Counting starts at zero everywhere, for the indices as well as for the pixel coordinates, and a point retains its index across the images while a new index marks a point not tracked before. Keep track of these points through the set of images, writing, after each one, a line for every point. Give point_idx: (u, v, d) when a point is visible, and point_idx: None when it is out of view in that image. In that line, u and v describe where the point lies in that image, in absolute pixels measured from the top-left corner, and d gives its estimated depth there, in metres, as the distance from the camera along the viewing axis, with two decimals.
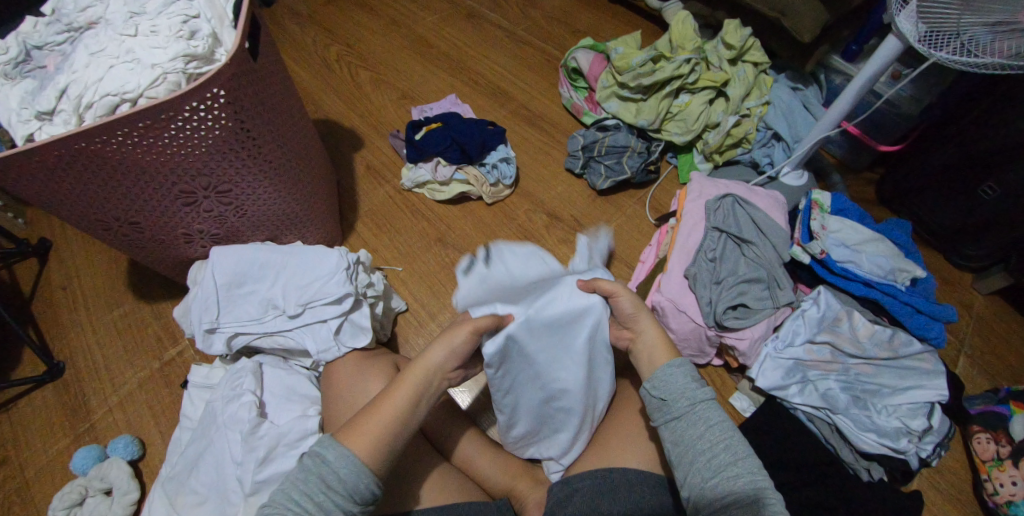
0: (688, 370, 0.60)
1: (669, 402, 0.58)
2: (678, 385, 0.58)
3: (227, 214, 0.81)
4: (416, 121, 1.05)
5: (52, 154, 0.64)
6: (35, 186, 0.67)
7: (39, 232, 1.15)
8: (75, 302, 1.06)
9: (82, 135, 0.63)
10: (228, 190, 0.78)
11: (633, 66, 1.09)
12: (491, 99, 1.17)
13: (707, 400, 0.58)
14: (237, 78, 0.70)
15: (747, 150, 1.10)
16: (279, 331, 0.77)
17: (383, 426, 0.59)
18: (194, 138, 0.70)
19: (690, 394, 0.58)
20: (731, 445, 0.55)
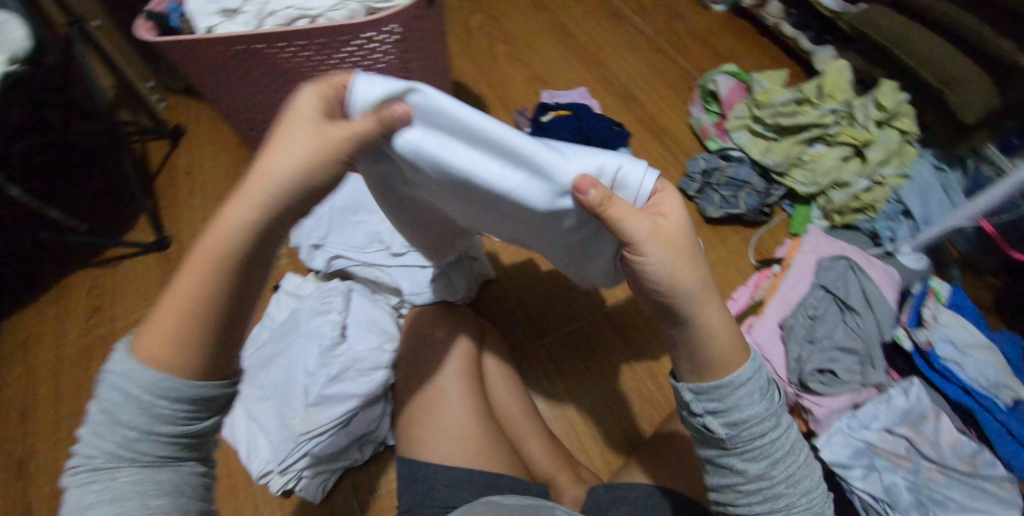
0: (763, 378, 0.49)
1: (733, 426, 0.47)
2: (750, 408, 0.47)
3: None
4: (546, 104, 1.06)
5: (236, 49, 0.71)
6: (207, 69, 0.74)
7: (177, 120, 1.25)
8: (193, 188, 1.15)
9: (268, 40, 0.69)
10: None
11: (775, 103, 1.06)
12: (619, 101, 1.16)
13: (777, 420, 0.48)
14: (417, 23, 0.73)
15: (871, 219, 1.04)
16: (379, 264, 0.82)
17: (192, 302, 0.42)
18: (359, 65, 0.75)
19: (765, 416, 0.47)
20: (797, 474, 0.49)
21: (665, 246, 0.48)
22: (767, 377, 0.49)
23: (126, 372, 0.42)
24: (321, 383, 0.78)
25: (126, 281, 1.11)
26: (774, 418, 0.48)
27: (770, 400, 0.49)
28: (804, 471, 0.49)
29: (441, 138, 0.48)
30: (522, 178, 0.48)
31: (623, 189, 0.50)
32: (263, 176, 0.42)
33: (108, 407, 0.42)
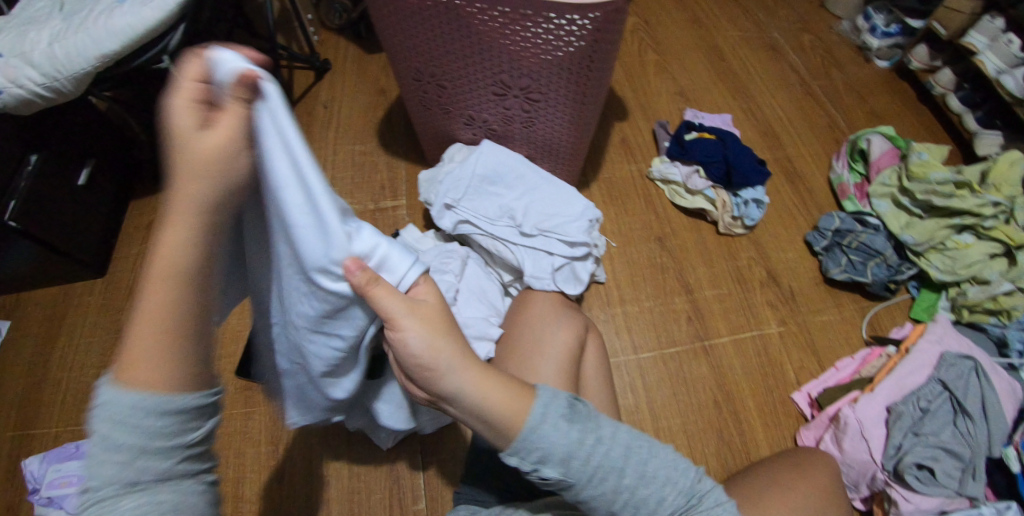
0: (557, 404, 0.50)
1: (568, 468, 0.49)
2: (562, 439, 0.49)
3: (516, 119, 0.81)
4: (691, 123, 1.03)
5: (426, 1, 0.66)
6: (389, 11, 0.71)
7: (326, 55, 1.31)
8: (327, 122, 1.18)
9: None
10: (534, 102, 0.76)
11: (931, 179, 1.01)
12: (761, 138, 1.13)
13: (591, 422, 0.51)
14: (620, 13, 0.63)
15: (1002, 325, 0.95)
16: (503, 242, 0.77)
17: (168, 322, 0.36)
18: (542, 44, 0.67)
19: (581, 436, 0.49)
20: (652, 463, 0.52)
21: (422, 320, 0.46)
22: (558, 400, 0.50)
23: (114, 402, 0.35)
24: None
25: None
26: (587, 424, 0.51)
27: (574, 416, 0.50)
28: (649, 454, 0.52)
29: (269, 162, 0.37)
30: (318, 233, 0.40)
31: (387, 274, 0.45)
32: (189, 186, 0.35)
33: (105, 439, 0.35)
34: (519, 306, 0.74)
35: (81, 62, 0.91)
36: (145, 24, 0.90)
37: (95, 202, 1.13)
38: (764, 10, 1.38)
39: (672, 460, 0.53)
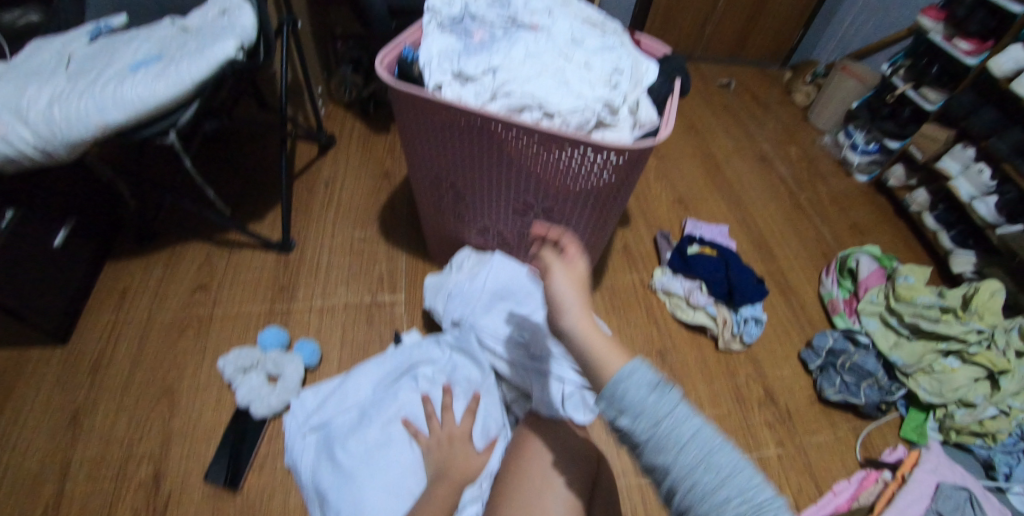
0: (649, 374, 0.48)
1: (634, 423, 0.47)
2: (639, 408, 0.47)
3: (532, 235, 0.80)
4: (691, 235, 1.07)
5: (460, 118, 0.67)
6: (420, 125, 0.71)
7: (331, 132, 1.30)
8: (328, 202, 1.16)
9: (500, 123, 0.64)
10: (555, 222, 0.76)
11: (917, 303, 1.05)
12: (755, 249, 1.16)
13: (676, 405, 0.47)
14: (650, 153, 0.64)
15: (988, 447, 0.97)
16: (512, 361, 0.76)
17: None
18: (570, 173, 0.67)
19: (659, 413, 0.46)
20: (727, 467, 0.46)
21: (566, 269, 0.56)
22: (650, 373, 0.48)
23: None
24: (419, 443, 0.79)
25: (237, 270, 1.12)
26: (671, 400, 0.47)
27: (661, 391, 0.47)
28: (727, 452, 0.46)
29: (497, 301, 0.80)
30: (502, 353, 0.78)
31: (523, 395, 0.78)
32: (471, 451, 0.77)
33: None
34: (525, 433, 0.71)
35: (76, 132, 0.83)
36: (156, 99, 0.84)
37: (70, 263, 1.06)
38: (753, 122, 1.47)
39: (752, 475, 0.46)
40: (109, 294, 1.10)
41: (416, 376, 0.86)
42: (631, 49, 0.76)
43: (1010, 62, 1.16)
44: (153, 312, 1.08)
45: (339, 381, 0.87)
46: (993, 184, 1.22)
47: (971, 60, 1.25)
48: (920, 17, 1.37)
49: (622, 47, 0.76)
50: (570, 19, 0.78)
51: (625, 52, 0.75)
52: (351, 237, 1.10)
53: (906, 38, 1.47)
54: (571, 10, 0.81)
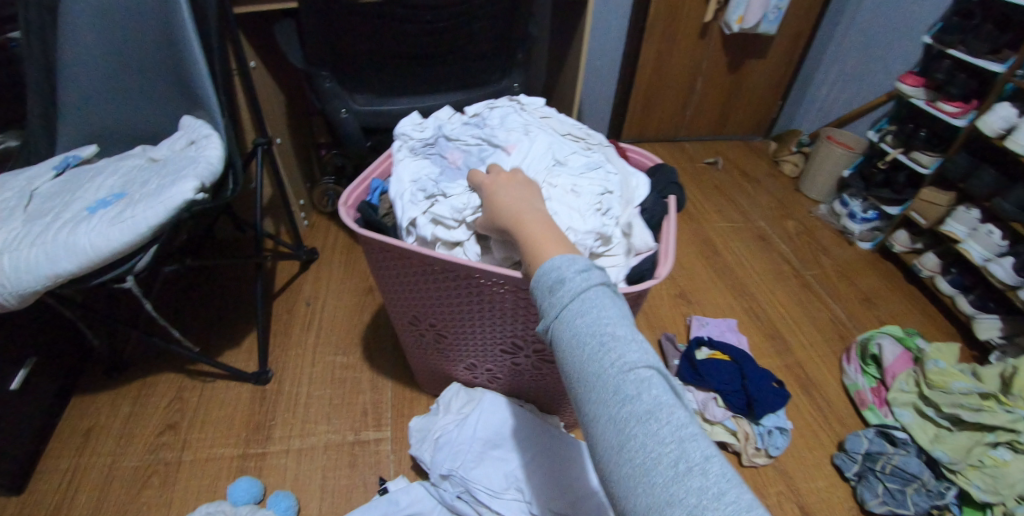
0: (559, 268, 0.45)
1: (546, 309, 0.45)
2: (541, 306, 0.45)
3: (523, 373, 0.73)
4: (698, 336, 0.99)
5: (434, 265, 0.61)
6: (393, 271, 0.66)
7: (313, 243, 1.24)
8: (309, 322, 1.08)
9: (480, 272, 0.59)
10: (547, 363, 0.68)
11: (953, 390, 0.96)
12: (768, 341, 1.08)
13: (574, 301, 0.44)
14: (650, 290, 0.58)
15: None
16: None
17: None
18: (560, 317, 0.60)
19: (557, 309, 0.44)
20: (624, 374, 0.41)
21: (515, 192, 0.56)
22: (562, 267, 0.45)
23: None
24: None
25: (207, 406, 1.01)
26: (577, 294, 0.44)
27: (571, 285, 0.44)
28: (633, 349, 0.42)
29: (493, 443, 0.72)
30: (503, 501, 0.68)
31: None
32: None
33: None
34: None
35: (25, 284, 0.75)
36: (111, 246, 0.77)
37: (31, 405, 0.94)
38: (744, 198, 1.44)
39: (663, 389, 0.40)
40: (72, 433, 0.98)
41: None
42: (618, 164, 0.73)
43: (1001, 120, 1.13)
44: (117, 457, 0.95)
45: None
46: (1005, 244, 1.16)
47: (959, 122, 1.22)
48: (899, 83, 1.36)
49: (609, 165, 0.72)
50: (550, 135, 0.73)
51: (613, 170, 0.71)
52: (333, 362, 1.02)
53: (887, 103, 1.47)
54: (550, 124, 0.77)
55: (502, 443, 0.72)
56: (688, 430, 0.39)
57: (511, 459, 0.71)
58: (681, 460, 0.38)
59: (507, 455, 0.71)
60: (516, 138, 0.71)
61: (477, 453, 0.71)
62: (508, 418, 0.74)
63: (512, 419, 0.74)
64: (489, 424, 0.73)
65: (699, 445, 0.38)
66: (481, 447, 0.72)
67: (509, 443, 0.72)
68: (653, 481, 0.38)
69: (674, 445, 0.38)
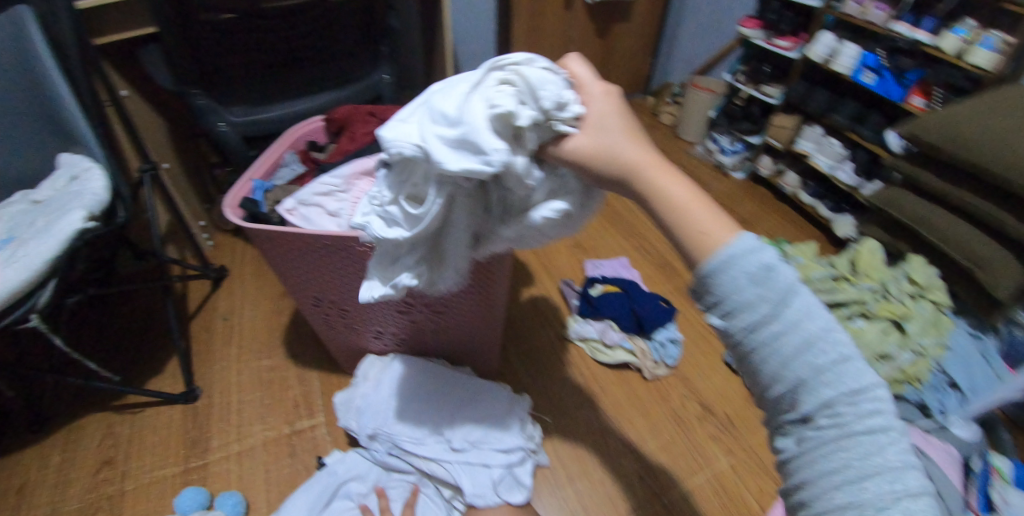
0: (755, 258, 0.39)
1: (737, 300, 0.39)
2: (737, 297, 0.39)
3: (426, 330, 0.80)
4: (592, 276, 1.09)
5: (317, 242, 0.68)
6: (283, 257, 0.72)
7: (223, 262, 1.25)
8: (231, 336, 1.12)
9: (357, 241, 0.66)
10: (439, 314, 0.76)
11: (814, 279, 1.11)
12: (660, 271, 1.18)
13: (790, 300, 0.39)
14: None
15: (918, 391, 1.02)
16: (436, 459, 0.74)
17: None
18: (492, 261, 0.68)
19: (761, 306, 0.38)
20: (848, 391, 0.38)
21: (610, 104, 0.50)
22: (758, 257, 0.39)
23: None
24: None
25: (141, 435, 1.02)
26: (785, 295, 0.39)
27: (774, 281, 0.39)
28: (854, 363, 0.39)
29: (408, 392, 0.79)
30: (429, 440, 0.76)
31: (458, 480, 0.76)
32: None
33: None
34: None
35: None
36: (5, 287, 0.77)
37: None
38: None
39: (889, 409, 0.38)
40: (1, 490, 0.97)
41: (348, 496, 0.81)
42: None
43: (823, 47, 1.32)
44: (57, 503, 0.94)
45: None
46: (845, 152, 1.36)
47: (793, 55, 1.40)
48: (742, 28, 1.51)
49: None
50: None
51: None
52: (259, 367, 1.06)
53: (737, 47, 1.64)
54: None
55: (415, 391, 0.79)
56: (906, 451, 0.38)
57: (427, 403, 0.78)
58: (901, 477, 0.37)
59: (423, 400, 0.78)
60: None
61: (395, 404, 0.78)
62: (413, 367, 0.82)
63: (418, 368, 0.82)
64: (399, 378, 0.80)
65: (914, 469, 0.38)
66: (398, 399, 0.79)
67: (422, 389, 0.80)
68: (864, 486, 0.37)
69: (898, 463, 0.37)
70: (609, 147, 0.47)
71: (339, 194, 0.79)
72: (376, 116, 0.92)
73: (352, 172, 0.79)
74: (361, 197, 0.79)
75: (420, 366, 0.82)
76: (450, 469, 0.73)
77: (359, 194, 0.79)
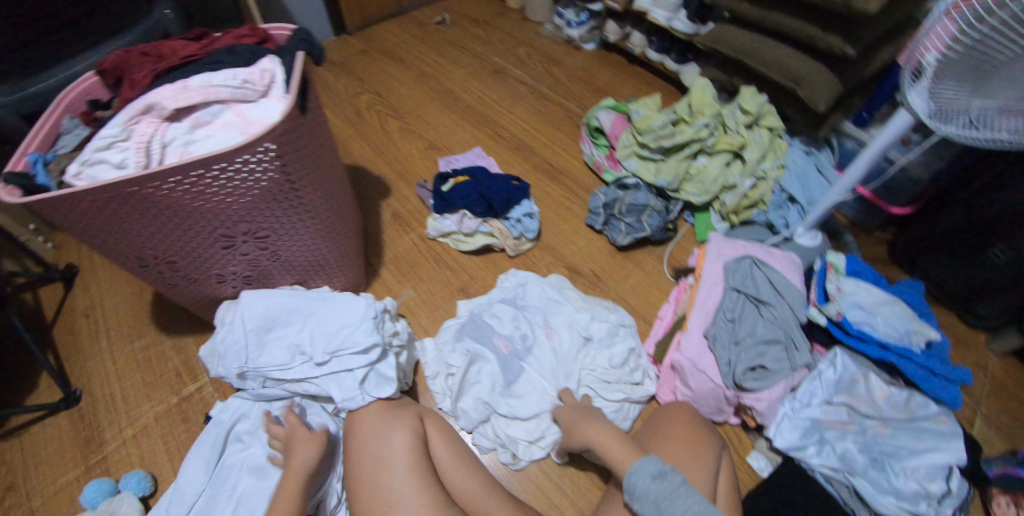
0: (652, 469, 0.68)
1: (643, 498, 0.67)
2: (648, 491, 0.66)
3: (261, 259, 0.84)
4: (443, 172, 1.13)
5: (104, 195, 0.66)
6: (81, 222, 0.70)
7: (68, 260, 1.17)
8: (98, 330, 1.07)
9: (142, 182, 0.66)
10: (265, 239, 0.80)
11: (654, 127, 1.12)
12: (515, 153, 1.25)
13: (678, 489, 0.65)
14: (293, 132, 0.72)
15: (764, 212, 1.13)
16: (305, 377, 0.81)
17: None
18: (286, 170, 0.74)
19: (664, 495, 0.65)
20: None
21: (598, 429, 0.76)
22: (656, 468, 0.68)
23: None
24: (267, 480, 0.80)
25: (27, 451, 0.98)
26: (671, 488, 0.65)
27: (665, 480, 0.66)
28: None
29: (259, 327, 0.83)
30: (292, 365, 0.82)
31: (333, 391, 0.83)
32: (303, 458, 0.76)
33: None
34: (350, 431, 0.79)
35: None
36: None
37: None
38: (476, 43, 1.53)
39: None
40: None
41: (240, 438, 0.84)
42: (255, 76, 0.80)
43: None
44: None
45: (166, 492, 0.80)
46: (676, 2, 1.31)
47: None
48: None
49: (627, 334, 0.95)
50: (492, 352, 0.91)
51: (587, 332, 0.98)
52: (134, 352, 1.04)
53: None
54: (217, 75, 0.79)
55: (266, 323, 0.83)
56: None
57: (283, 332, 0.83)
58: None
59: (279, 330, 0.83)
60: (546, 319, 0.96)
61: (252, 342, 0.82)
62: (261, 301, 0.84)
63: (264, 299, 0.84)
64: (248, 315, 0.83)
65: None
66: (254, 336, 0.83)
67: (275, 320, 0.83)
68: None
69: None
70: (581, 437, 0.77)
71: (121, 143, 0.74)
72: (152, 56, 0.87)
73: (126, 118, 0.74)
74: (145, 141, 0.75)
75: (265, 299, 0.84)
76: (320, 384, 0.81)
77: (142, 139, 0.75)
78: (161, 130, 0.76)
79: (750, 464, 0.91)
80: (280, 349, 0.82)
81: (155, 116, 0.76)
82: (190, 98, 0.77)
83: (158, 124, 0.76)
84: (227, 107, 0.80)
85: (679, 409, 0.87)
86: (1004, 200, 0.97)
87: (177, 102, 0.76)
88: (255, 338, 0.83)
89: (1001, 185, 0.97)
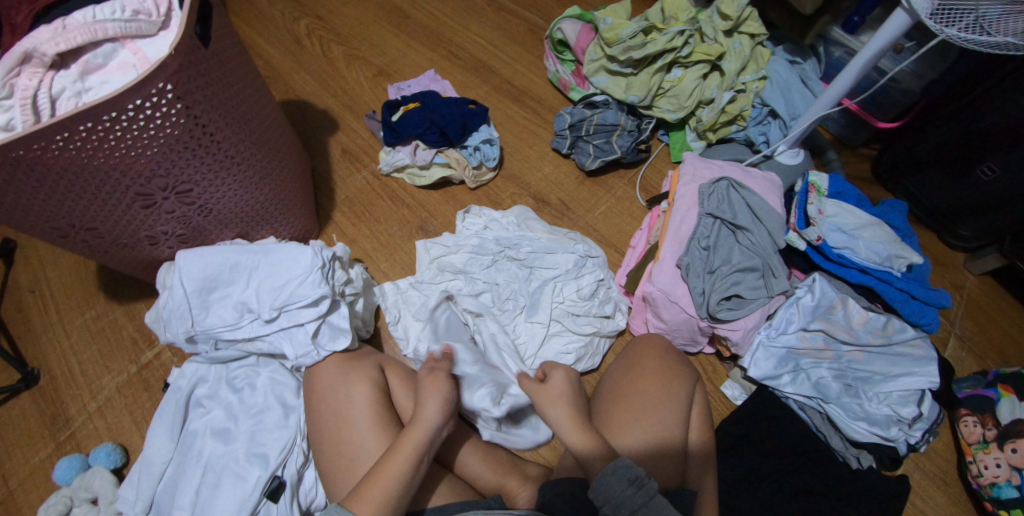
0: (626, 472, 0.60)
1: (614, 506, 0.58)
2: (619, 497, 0.58)
3: (190, 215, 0.76)
4: (391, 101, 1.02)
5: None
6: None
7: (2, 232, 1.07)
8: (46, 303, 1.00)
9: (24, 147, 0.56)
10: (187, 193, 0.73)
11: (623, 37, 1.01)
12: (473, 74, 1.14)
13: (657, 498, 0.58)
14: (188, 67, 0.64)
15: (743, 128, 1.05)
16: (256, 336, 0.79)
17: (395, 485, 0.60)
18: (189, 111, 0.66)
19: (640, 504, 0.58)
20: None
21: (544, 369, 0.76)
22: (636, 469, 0.60)
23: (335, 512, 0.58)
24: (235, 441, 0.78)
25: None
26: (648, 498, 0.58)
27: (639, 488, 0.58)
28: None
29: (196, 290, 0.77)
30: (236, 325, 0.79)
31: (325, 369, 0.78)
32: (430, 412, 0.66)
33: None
34: (309, 386, 0.78)
35: None
36: None
37: None
38: None
39: None
40: None
41: (200, 401, 0.81)
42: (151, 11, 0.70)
43: None
44: None
45: (135, 465, 0.77)
46: None
47: None
48: None
49: (588, 266, 0.91)
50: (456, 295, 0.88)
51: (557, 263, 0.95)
52: (88, 322, 0.99)
53: None
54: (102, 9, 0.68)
55: (203, 283, 0.78)
56: None
57: (221, 293, 0.79)
58: None
59: (217, 290, 0.79)
60: (508, 256, 0.92)
61: (189, 305, 0.77)
62: (198, 259, 0.78)
63: (200, 257, 0.78)
64: (185, 277, 0.77)
65: None
66: (192, 298, 0.77)
67: (212, 280, 0.78)
68: None
69: None
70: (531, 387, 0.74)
71: (1, 101, 0.63)
72: None
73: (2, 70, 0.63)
74: (30, 94, 0.64)
75: (198, 258, 0.78)
76: (276, 341, 0.79)
77: (26, 93, 0.64)
78: (47, 81, 0.65)
79: (724, 392, 0.91)
80: (223, 309, 0.79)
81: (36, 65, 0.65)
82: (74, 40, 0.65)
83: (42, 73, 0.65)
84: (121, 45, 0.70)
85: (653, 343, 0.85)
86: (1001, 113, 0.90)
87: (59, 46, 0.64)
88: (190, 303, 0.77)
89: (999, 96, 0.89)
